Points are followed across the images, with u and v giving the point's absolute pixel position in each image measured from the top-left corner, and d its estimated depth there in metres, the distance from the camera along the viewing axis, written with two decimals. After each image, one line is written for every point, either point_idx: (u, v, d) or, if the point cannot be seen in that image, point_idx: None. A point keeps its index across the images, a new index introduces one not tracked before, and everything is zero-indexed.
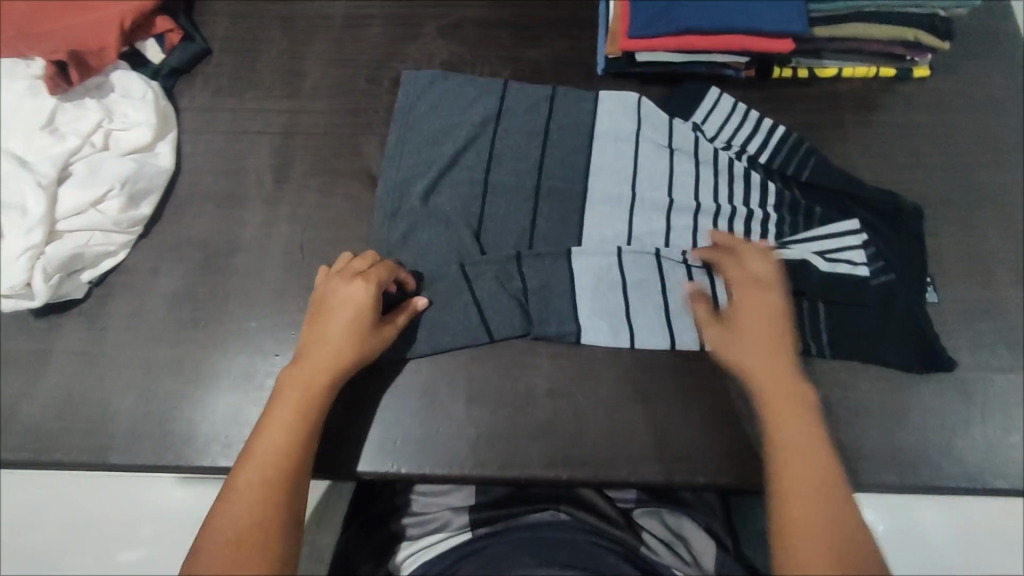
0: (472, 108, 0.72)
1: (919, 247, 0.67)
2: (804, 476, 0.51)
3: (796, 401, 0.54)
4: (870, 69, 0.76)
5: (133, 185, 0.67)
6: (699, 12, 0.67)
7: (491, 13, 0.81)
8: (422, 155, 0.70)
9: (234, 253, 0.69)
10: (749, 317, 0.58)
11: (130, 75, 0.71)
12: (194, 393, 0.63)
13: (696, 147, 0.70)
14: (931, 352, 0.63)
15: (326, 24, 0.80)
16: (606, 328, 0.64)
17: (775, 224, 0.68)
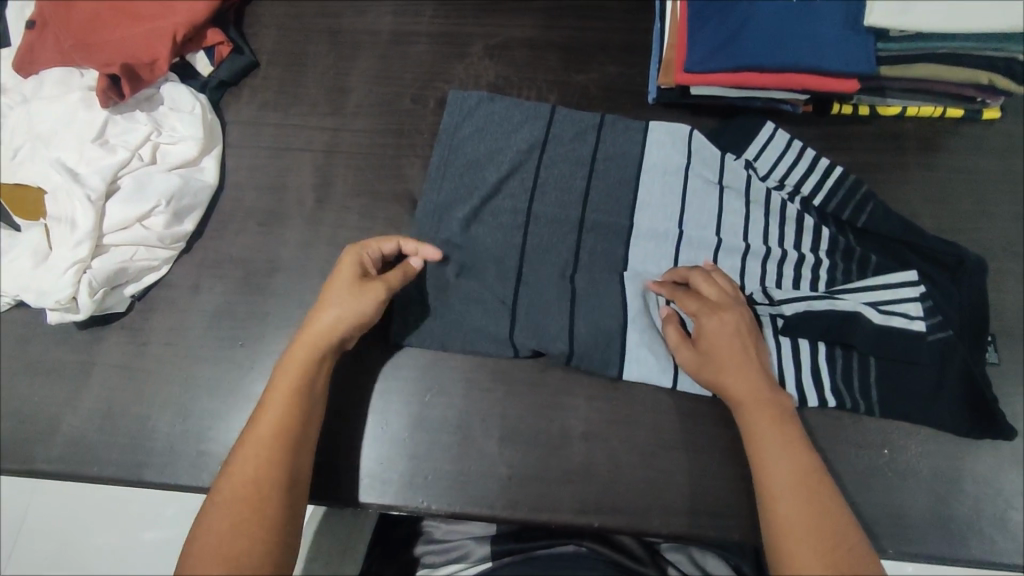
0: (517, 133, 0.71)
1: (981, 303, 0.64)
2: (795, 485, 0.50)
3: (775, 410, 0.54)
4: (936, 109, 0.72)
5: (178, 202, 0.67)
6: (759, 47, 0.64)
7: (540, 34, 0.79)
8: (462, 180, 0.69)
9: (273, 273, 0.69)
10: (721, 338, 0.57)
11: (179, 87, 0.71)
12: (228, 413, 0.63)
13: (748, 185, 0.67)
14: (990, 416, 0.59)
15: (373, 40, 0.80)
16: (643, 370, 0.62)
17: (827, 270, 0.65)
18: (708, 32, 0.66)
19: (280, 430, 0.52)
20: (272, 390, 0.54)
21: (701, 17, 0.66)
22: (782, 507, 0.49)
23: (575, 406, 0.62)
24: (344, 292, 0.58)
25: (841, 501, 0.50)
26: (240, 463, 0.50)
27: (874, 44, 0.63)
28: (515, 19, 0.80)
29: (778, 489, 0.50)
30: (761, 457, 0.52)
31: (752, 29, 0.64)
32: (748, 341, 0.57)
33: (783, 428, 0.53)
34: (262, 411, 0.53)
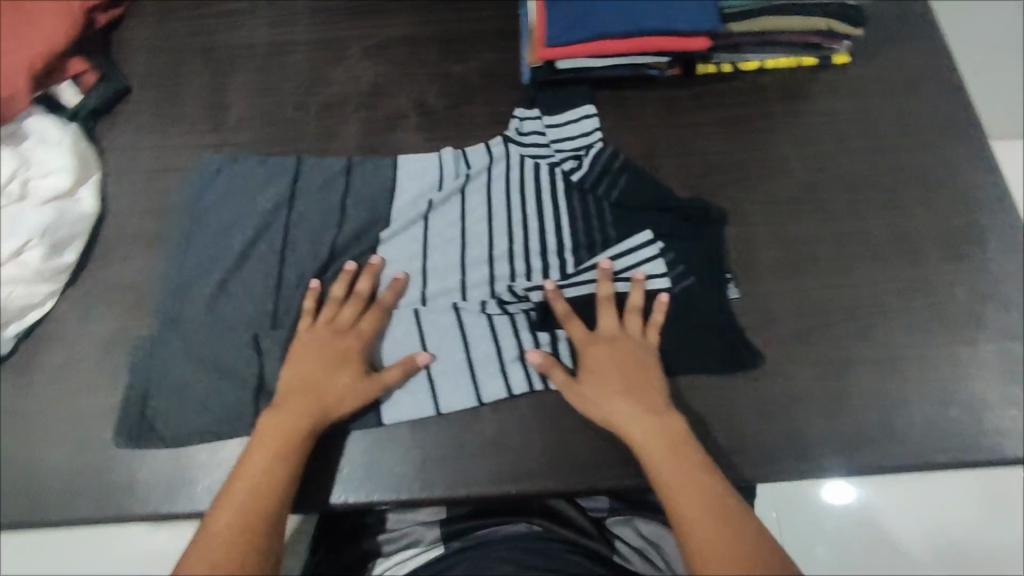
0: (262, 194, 0.70)
1: (717, 247, 0.69)
2: (710, 513, 0.52)
3: (682, 439, 0.56)
4: (792, 60, 0.77)
5: (54, 235, 0.65)
6: (612, 17, 0.67)
7: (416, 30, 0.81)
8: (215, 251, 0.67)
9: (163, 291, 0.66)
10: (601, 366, 0.60)
11: (46, 120, 0.70)
12: (127, 440, 0.61)
13: (500, 187, 0.70)
14: (738, 345, 0.65)
15: (249, 53, 0.79)
16: (416, 392, 0.62)
17: (570, 254, 0.67)
18: (562, 7, 0.68)
19: (258, 484, 0.54)
20: (254, 448, 0.56)
21: None
22: (688, 520, 0.52)
23: (482, 380, 0.62)
24: (326, 372, 0.60)
25: (755, 525, 0.52)
26: (214, 527, 0.52)
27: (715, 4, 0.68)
28: (390, 19, 0.81)
29: (679, 500, 0.53)
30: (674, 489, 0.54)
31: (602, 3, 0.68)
32: (642, 370, 0.60)
33: (677, 433, 0.57)
34: (242, 472, 0.55)
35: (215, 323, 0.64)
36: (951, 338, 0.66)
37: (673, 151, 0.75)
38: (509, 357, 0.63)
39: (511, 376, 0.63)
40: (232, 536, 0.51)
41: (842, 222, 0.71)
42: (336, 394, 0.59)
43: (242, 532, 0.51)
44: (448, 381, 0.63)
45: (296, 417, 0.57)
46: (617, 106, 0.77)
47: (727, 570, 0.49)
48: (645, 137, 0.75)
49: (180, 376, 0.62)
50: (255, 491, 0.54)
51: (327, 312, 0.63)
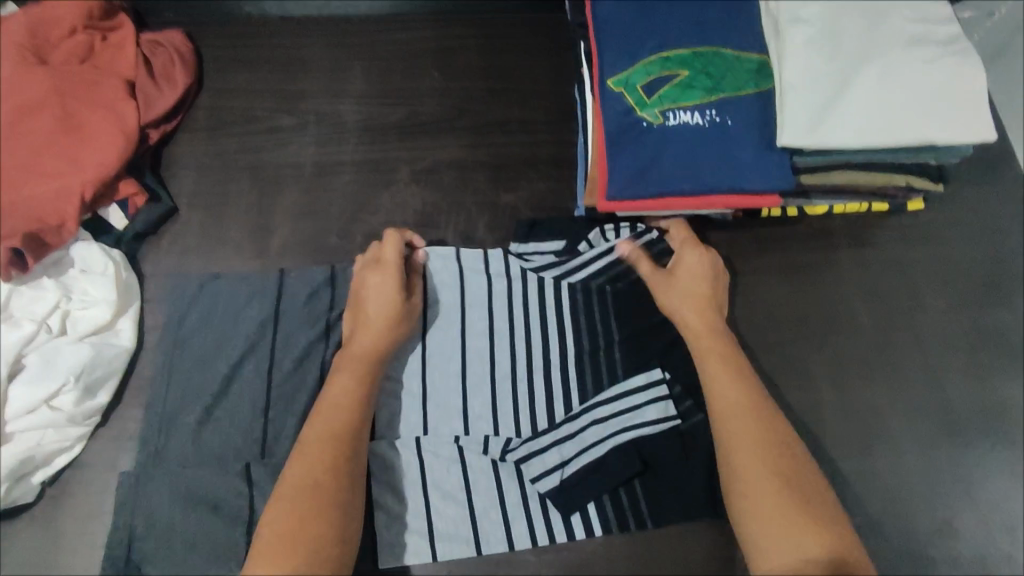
0: (245, 310, 0.68)
1: None
2: (749, 423, 0.56)
3: (725, 350, 0.60)
4: (863, 205, 0.72)
5: (89, 374, 0.63)
6: (680, 174, 0.62)
7: (466, 155, 0.79)
8: (191, 372, 0.64)
9: (199, 401, 0.63)
10: (687, 282, 0.64)
11: (91, 246, 0.69)
12: (162, 563, 0.57)
13: (510, 305, 0.67)
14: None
15: (296, 173, 0.78)
16: (405, 541, 0.59)
17: (577, 387, 0.64)
18: (627, 156, 0.63)
19: (335, 435, 0.55)
20: (330, 390, 0.58)
21: (619, 142, 0.63)
22: (734, 437, 0.56)
23: (530, 519, 0.60)
24: (403, 311, 0.62)
25: (788, 434, 0.56)
26: (295, 466, 0.54)
27: (790, 160, 0.63)
28: (440, 142, 0.79)
29: (734, 450, 0.55)
30: (718, 403, 0.58)
31: (668, 157, 0.62)
32: (702, 286, 0.64)
33: (734, 369, 0.59)
34: (317, 417, 0.56)
35: (256, 440, 0.62)
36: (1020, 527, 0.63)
37: (735, 302, 0.70)
38: (505, 503, 0.60)
39: (511, 521, 0.59)
40: (314, 477, 0.53)
41: (910, 392, 0.68)
42: (386, 328, 0.61)
43: (321, 474, 0.53)
44: (443, 524, 0.59)
45: (352, 377, 0.59)
46: None
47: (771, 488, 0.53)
48: None
49: (217, 491, 0.59)
50: (333, 439, 0.55)
51: (378, 260, 0.64)
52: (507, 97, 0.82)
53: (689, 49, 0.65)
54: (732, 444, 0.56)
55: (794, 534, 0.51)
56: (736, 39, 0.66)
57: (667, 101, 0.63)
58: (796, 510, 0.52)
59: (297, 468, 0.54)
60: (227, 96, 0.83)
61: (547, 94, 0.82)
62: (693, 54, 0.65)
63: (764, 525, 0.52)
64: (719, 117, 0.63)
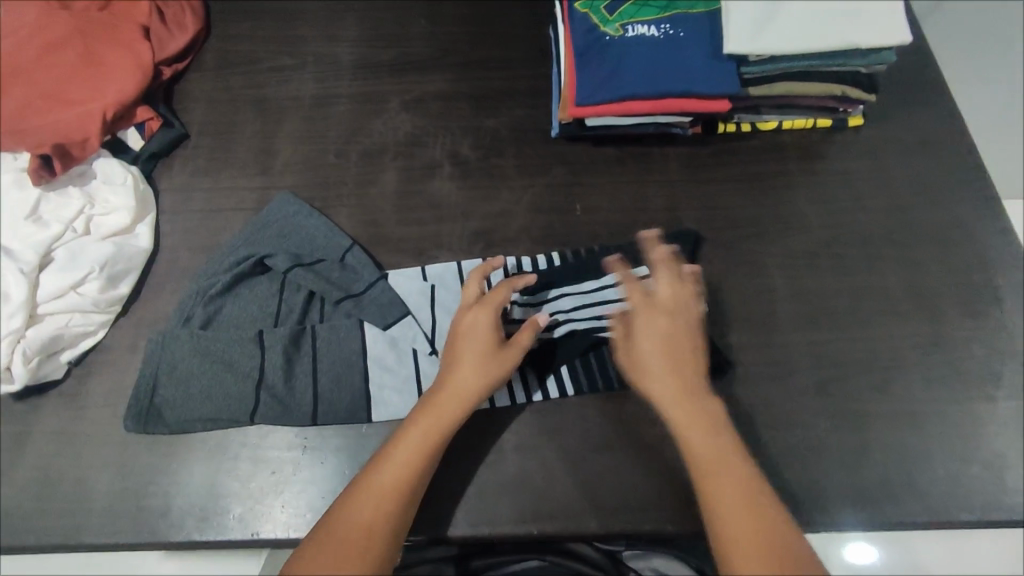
0: (267, 216, 0.75)
1: None
2: (729, 496, 0.53)
3: (717, 433, 0.57)
4: (809, 121, 0.81)
5: (112, 267, 0.70)
6: (640, 79, 0.70)
7: (452, 87, 0.86)
8: (216, 262, 0.72)
9: (219, 280, 0.69)
10: (648, 334, 0.61)
11: (111, 162, 0.76)
12: (181, 407, 0.64)
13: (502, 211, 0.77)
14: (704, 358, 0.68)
15: (296, 105, 0.86)
16: (396, 403, 0.65)
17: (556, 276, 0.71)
18: (593, 67, 0.71)
19: (430, 438, 0.58)
20: (405, 438, 0.57)
21: (585, 56, 0.72)
22: (716, 503, 0.54)
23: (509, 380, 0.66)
24: (490, 371, 0.60)
25: (784, 525, 0.52)
26: (363, 501, 0.54)
27: (737, 69, 0.71)
28: (427, 77, 0.87)
29: (724, 517, 0.53)
30: (706, 470, 0.55)
31: (629, 66, 0.70)
32: (676, 351, 0.60)
33: (732, 458, 0.55)
34: (388, 465, 0.56)
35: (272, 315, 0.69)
36: (969, 395, 0.67)
37: (694, 207, 0.78)
38: None
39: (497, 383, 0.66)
40: (366, 529, 0.53)
41: (858, 277, 0.73)
42: (471, 389, 0.59)
43: (396, 494, 0.55)
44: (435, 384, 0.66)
45: (420, 434, 0.58)
46: (641, 163, 0.81)
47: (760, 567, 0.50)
48: (667, 191, 0.79)
49: (232, 354, 0.66)
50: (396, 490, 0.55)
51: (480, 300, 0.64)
52: (488, 38, 0.90)
53: None
54: (716, 520, 0.53)
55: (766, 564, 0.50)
56: None
57: (626, 17, 0.72)
58: None
59: (377, 480, 0.55)
60: (233, 41, 0.91)
61: (524, 35, 0.90)
62: None
63: None
64: (672, 29, 0.71)
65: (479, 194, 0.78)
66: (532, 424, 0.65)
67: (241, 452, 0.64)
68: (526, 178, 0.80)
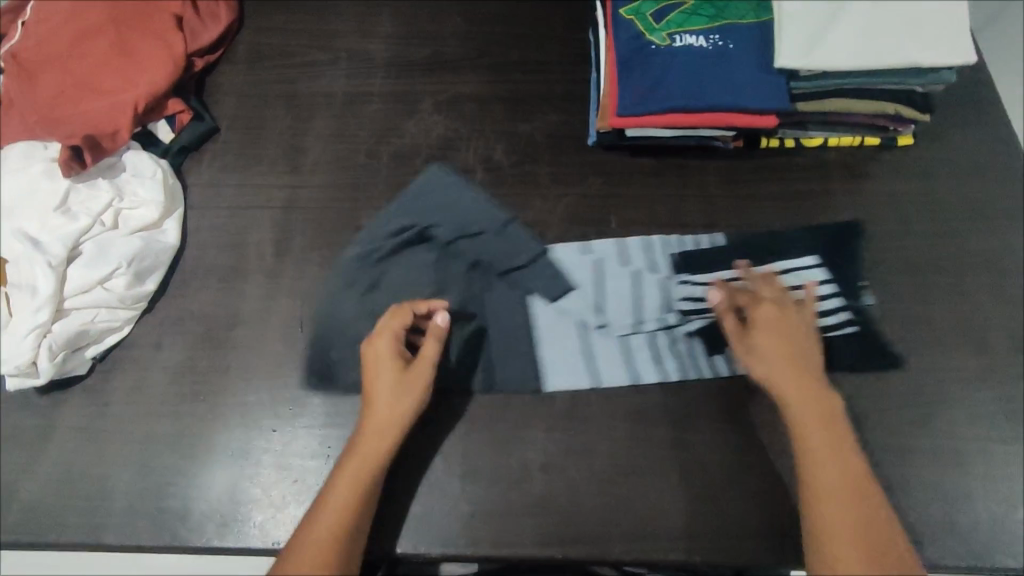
0: (463, 191, 0.76)
1: (848, 278, 0.72)
2: (842, 484, 0.55)
3: (828, 412, 0.59)
4: (856, 138, 0.78)
5: (139, 263, 0.69)
6: (686, 92, 0.68)
7: (486, 89, 0.84)
8: (415, 224, 0.73)
9: (385, 245, 0.72)
10: (779, 326, 0.63)
11: (142, 154, 0.75)
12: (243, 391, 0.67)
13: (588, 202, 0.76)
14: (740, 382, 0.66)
15: (328, 101, 0.84)
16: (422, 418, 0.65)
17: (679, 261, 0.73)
18: (637, 77, 0.69)
19: (363, 470, 0.58)
20: (336, 480, 0.57)
21: (630, 65, 0.69)
22: (830, 497, 0.55)
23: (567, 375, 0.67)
24: (405, 390, 0.61)
25: (889, 513, 0.55)
26: (302, 542, 0.54)
27: (787, 84, 0.69)
28: (462, 77, 0.85)
29: (836, 508, 0.54)
30: (807, 454, 0.57)
31: (675, 77, 0.68)
32: (801, 338, 0.63)
33: (842, 444, 0.57)
34: (327, 503, 0.56)
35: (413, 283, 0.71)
36: (1015, 434, 0.64)
37: (734, 224, 0.76)
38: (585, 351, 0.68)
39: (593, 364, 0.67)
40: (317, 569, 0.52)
41: (902, 306, 0.71)
42: (392, 412, 0.60)
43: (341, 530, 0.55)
44: (534, 360, 0.67)
45: (355, 468, 0.57)
46: (679, 176, 0.78)
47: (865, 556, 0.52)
48: (705, 207, 0.77)
49: (345, 322, 0.69)
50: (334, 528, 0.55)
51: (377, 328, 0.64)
52: (525, 40, 0.88)
53: None
54: (833, 512, 0.54)
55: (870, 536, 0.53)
56: None
57: (674, 26, 0.70)
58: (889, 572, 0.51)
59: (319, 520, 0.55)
60: (266, 33, 0.89)
61: (562, 37, 0.88)
62: None
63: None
64: (722, 41, 0.69)
65: (512, 202, 0.77)
66: (559, 443, 0.64)
67: (263, 458, 0.63)
68: (561, 188, 0.78)
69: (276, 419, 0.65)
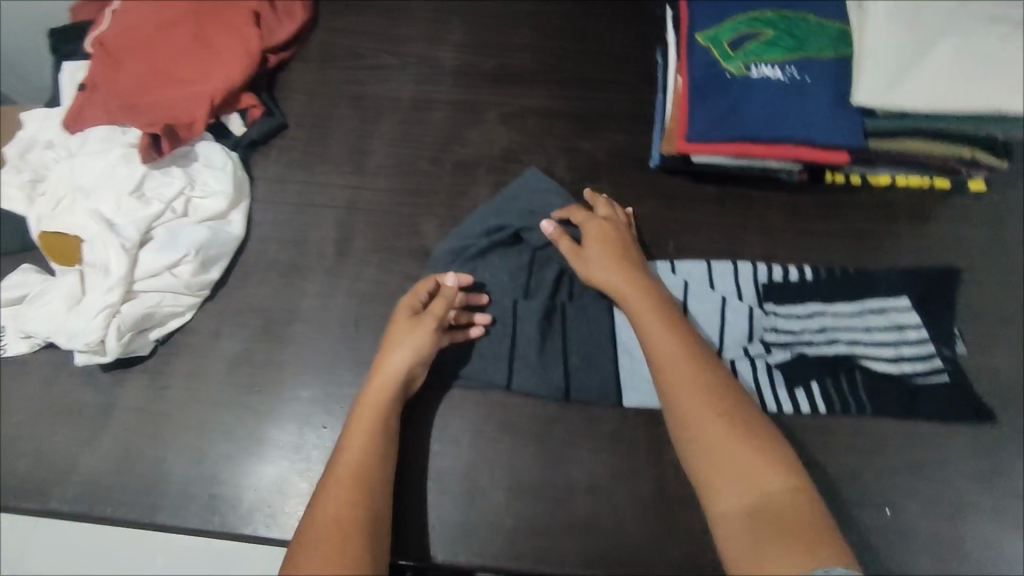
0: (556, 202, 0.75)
1: (942, 323, 0.69)
2: (679, 371, 0.57)
3: (652, 301, 0.63)
4: (924, 180, 0.77)
5: (206, 252, 0.71)
6: (759, 123, 0.67)
7: (551, 104, 0.85)
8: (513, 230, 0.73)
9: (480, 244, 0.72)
10: (606, 234, 0.68)
11: (214, 146, 0.77)
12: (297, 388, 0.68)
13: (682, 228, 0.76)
14: (794, 419, 0.65)
15: (394, 105, 0.85)
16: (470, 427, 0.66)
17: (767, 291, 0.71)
18: (709, 104, 0.69)
19: (377, 417, 0.59)
20: (348, 439, 0.58)
21: (703, 92, 0.69)
22: (678, 390, 0.57)
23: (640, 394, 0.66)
24: (407, 340, 0.63)
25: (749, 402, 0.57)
26: (327, 498, 0.54)
27: (862, 122, 0.68)
28: (528, 91, 0.86)
29: (684, 399, 0.56)
30: (651, 350, 0.60)
31: (749, 107, 0.68)
32: (618, 243, 0.68)
33: (667, 331, 0.60)
34: (344, 450, 0.57)
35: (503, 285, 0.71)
36: None
37: (795, 257, 0.75)
38: None
39: None
40: (337, 513, 0.53)
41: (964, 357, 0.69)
42: (397, 359, 0.62)
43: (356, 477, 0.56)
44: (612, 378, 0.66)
45: (367, 417, 0.59)
46: (740, 205, 0.78)
47: (726, 434, 0.54)
48: (766, 238, 0.76)
49: None
50: (354, 480, 0.55)
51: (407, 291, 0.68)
52: (593, 58, 0.88)
53: (775, 13, 0.71)
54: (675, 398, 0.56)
55: (738, 462, 0.52)
56: (817, 10, 0.72)
57: (752, 56, 0.69)
58: (744, 445, 0.53)
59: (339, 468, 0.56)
60: (337, 35, 0.91)
61: (630, 58, 0.88)
62: (780, 17, 0.71)
63: (710, 459, 0.53)
64: (799, 74, 0.68)
65: None
66: (607, 464, 0.64)
67: (313, 454, 0.65)
68: (621, 208, 0.78)
69: (328, 416, 0.66)
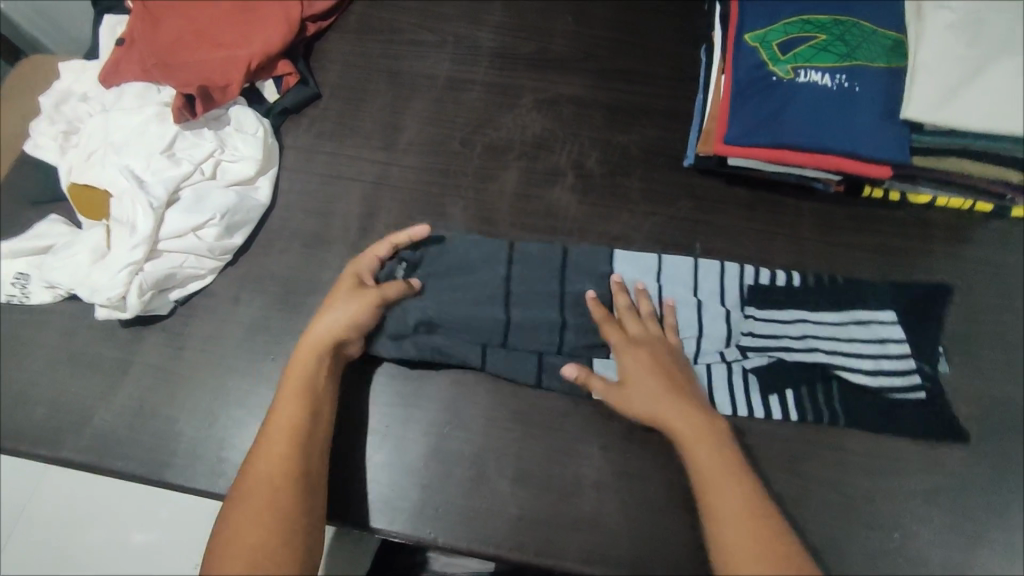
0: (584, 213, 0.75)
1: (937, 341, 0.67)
2: (721, 487, 0.55)
3: (698, 424, 0.59)
4: (966, 202, 0.74)
5: (231, 217, 0.71)
6: (800, 128, 0.65)
7: (587, 93, 0.83)
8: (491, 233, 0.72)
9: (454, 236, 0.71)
10: (647, 362, 0.62)
11: (246, 110, 0.76)
12: None
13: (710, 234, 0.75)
14: (809, 436, 0.64)
15: (430, 83, 0.84)
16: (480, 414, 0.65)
17: (750, 298, 0.69)
18: (750, 107, 0.67)
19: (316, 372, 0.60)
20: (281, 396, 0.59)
21: (745, 93, 0.68)
22: (717, 504, 0.55)
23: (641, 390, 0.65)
24: (354, 308, 0.63)
25: (777, 512, 0.55)
26: (263, 457, 0.55)
27: (909, 135, 0.65)
28: (565, 78, 0.84)
29: (720, 514, 0.54)
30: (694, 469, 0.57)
31: (792, 112, 0.66)
32: (657, 354, 0.63)
33: (713, 450, 0.57)
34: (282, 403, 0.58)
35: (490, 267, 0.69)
36: None
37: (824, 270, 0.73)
38: None
39: None
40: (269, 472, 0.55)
41: (958, 380, 0.67)
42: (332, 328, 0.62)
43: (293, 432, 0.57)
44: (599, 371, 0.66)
45: (303, 372, 0.60)
46: (772, 211, 0.76)
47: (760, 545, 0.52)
48: (796, 248, 0.74)
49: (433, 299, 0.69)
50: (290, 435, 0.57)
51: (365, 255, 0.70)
52: (634, 50, 0.86)
53: (830, 17, 0.70)
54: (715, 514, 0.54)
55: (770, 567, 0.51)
56: (874, 18, 0.70)
57: (801, 60, 0.68)
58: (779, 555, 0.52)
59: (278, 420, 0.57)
60: (378, 7, 0.90)
61: (672, 53, 0.86)
62: (833, 21, 0.69)
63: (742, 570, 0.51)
64: (848, 82, 0.66)
65: (598, 213, 0.76)
66: (615, 462, 0.63)
67: None
68: (650, 205, 0.76)
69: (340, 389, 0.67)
